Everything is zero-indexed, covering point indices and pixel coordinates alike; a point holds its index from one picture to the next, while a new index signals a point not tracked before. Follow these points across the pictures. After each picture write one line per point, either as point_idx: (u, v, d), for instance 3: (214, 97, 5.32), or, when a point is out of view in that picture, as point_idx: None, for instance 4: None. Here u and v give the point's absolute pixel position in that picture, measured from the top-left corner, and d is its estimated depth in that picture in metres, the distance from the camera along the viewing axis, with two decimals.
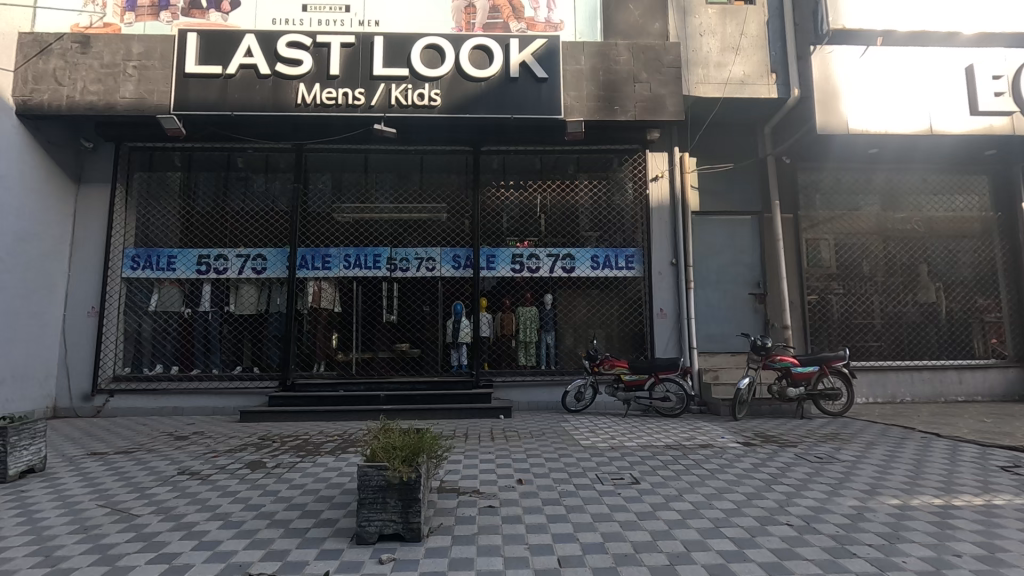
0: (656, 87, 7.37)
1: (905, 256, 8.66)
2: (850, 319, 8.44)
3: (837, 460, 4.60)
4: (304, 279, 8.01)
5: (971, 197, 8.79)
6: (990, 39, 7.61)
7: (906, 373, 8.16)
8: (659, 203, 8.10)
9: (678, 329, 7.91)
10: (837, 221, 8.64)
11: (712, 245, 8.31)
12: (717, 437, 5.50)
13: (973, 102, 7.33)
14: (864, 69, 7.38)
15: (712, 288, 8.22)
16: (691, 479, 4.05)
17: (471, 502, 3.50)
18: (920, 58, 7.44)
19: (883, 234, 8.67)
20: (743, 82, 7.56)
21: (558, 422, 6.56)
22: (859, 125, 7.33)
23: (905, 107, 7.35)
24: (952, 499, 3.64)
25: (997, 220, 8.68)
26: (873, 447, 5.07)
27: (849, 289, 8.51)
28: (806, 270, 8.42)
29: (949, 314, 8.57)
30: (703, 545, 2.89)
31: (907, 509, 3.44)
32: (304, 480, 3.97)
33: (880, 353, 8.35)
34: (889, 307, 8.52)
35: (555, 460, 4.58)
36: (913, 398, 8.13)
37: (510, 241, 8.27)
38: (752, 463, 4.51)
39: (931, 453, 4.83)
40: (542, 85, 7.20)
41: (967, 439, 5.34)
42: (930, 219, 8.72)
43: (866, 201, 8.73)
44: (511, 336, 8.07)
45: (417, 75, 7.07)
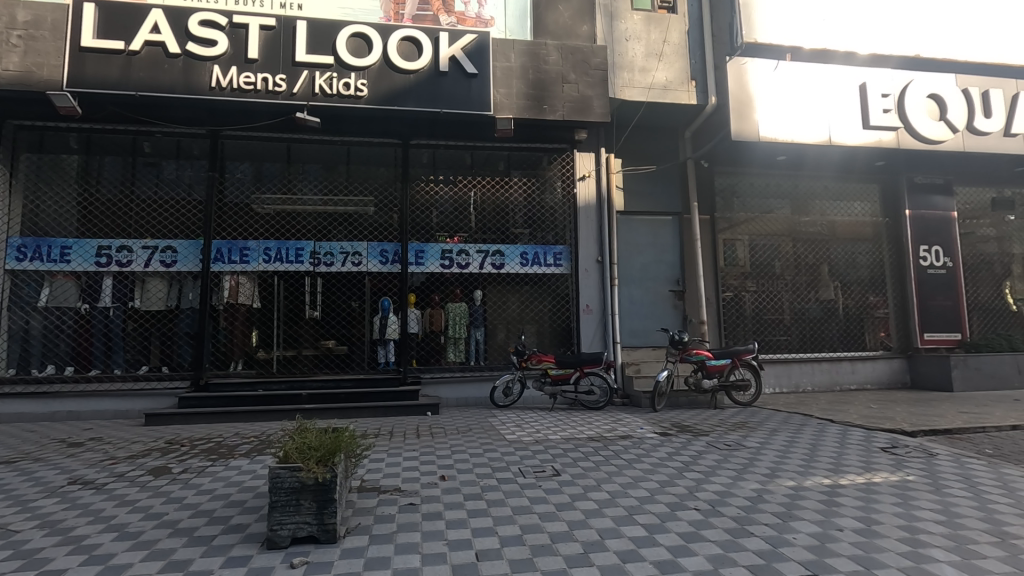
0: (583, 88, 7.56)
1: (809, 257, 9.38)
2: (761, 315, 9.04)
3: (744, 447, 4.93)
4: (220, 273, 7.57)
5: (865, 203, 9.64)
6: (883, 60, 8.35)
7: (808, 364, 8.84)
8: (586, 203, 8.29)
9: (603, 323, 8.15)
10: (752, 223, 9.21)
11: (636, 244, 8.63)
12: (636, 428, 5.74)
13: (866, 116, 8.04)
14: (776, 82, 7.89)
15: (635, 286, 8.55)
16: (610, 469, 4.21)
17: (392, 501, 3.46)
18: (823, 74, 8.04)
19: (790, 236, 9.34)
20: (665, 88, 7.88)
21: (485, 417, 6.59)
22: (769, 134, 7.84)
23: (808, 118, 7.94)
24: (838, 478, 4.00)
25: (886, 225, 9.58)
26: (775, 433, 5.46)
27: (761, 287, 9.10)
28: (722, 268, 8.93)
29: (846, 310, 9.35)
30: (616, 532, 3.01)
31: (801, 490, 3.75)
32: (214, 484, 3.77)
33: (787, 347, 9.00)
34: (796, 303, 9.20)
35: (479, 456, 4.61)
36: (814, 387, 8.82)
37: (440, 236, 8.20)
38: (667, 452, 4.74)
39: (825, 438, 5.27)
40: (471, 81, 7.17)
41: (855, 424, 5.87)
42: (831, 222, 9.50)
43: (777, 204, 9.37)
44: (440, 332, 8.01)
45: (343, 63, 6.85)
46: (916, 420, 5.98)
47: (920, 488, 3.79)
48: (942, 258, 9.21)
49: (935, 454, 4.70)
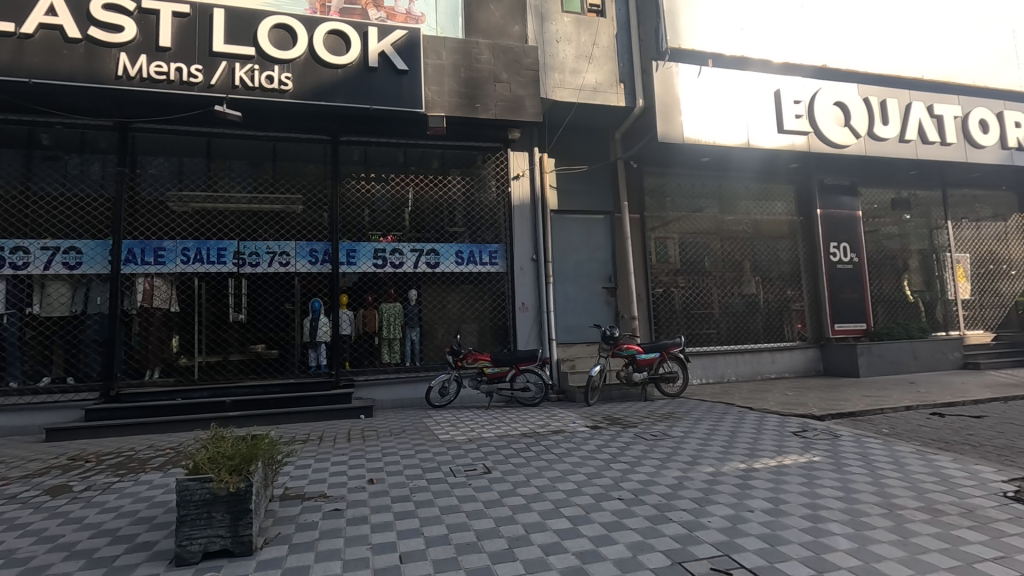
0: (515, 88, 7.64)
1: (733, 254, 9.87)
2: (689, 309, 9.43)
3: (669, 436, 5.13)
4: (132, 275, 7.07)
5: (782, 203, 10.25)
6: (794, 68, 8.91)
7: (732, 356, 9.31)
8: (521, 201, 8.36)
9: (538, 321, 8.25)
10: (682, 221, 9.60)
11: (570, 242, 8.79)
12: (569, 423, 5.86)
13: (780, 121, 8.55)
14: (699, 87, 8.26)
15: (570, 283, 8.71)
16: (541, 464, 4.28)
17: (316, 508, 3.35)
18: (741, 80, 8.47)
19: (717, 234, 9.79)
20: (596, 90, 8.06)
21: (420, 418, 6.52)
22: (693, 135, 8.17)
23: (728, 121, 8.35)
24: (753, 462, 4.26)
25: (801, 223, 10.23)
26: (699, 423, 5.72)
27: (689, 282, 9.50)
28: (653, 265, 9.27)
29: (766, 303, 9.91)
30: (541, 526, 3.06)
31: (718, 475, 3.95)
32: (120, 501, 3.52)
33: (714, 340, 9.43)
34: (722, 298, 9.66)
35: (411, 457, 4.56)
36: (738, 377, 9.31)
37: (372, 235, 8.03)
38: (597, 444, 4.87)
39: (744, 425, 5.58)
40: (402, 78, 7.06)
41: (772, 410, 6.24)
42: (753, 221, 10.04)
43: (703, 204, 9.80)
44: (374, 333, 7.86)
45: (265, 55, 6.56)
46: (826, 405, 6.43)
47: (824, 468, 4.09)
48: (849, 254, 9.98)
49: (839, 435, 5.08)
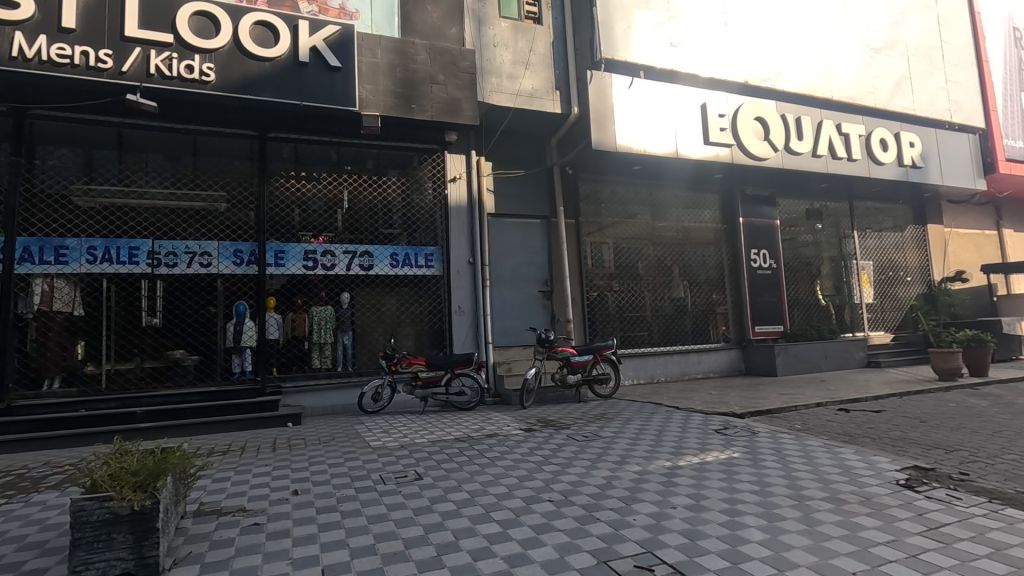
0: (452, 90, 7.61)
1: (664, 259, 10.24)
2: (623, 312, 9.70)
3: (600, 437, 5.25)
4: (27, 276, 6.45)
5: (709, 211, 10.75)
6: (719, 84, 9.39)
7: (662, 357, 9.67)
8: (458, 204, 8.31)
9: (475, 325, 8.22)
10: (616, 227, 9.87)
11: (507, 245, 8.84)
12: (503, 426, 5.87)
13: (706, 133, 8.99)
14: (631, 99, 8.53)
15: (507, 286, 8.75)
16: (473, 468, 4.26)
17: (233, 523, 3.17)
18: (671, 92, 8.84)
19: (649, 239, 10.14)
20: (532, 96, 8.16)
21: (352, 424, 6.33)
22: (625, 143, 8.43)
23: (658, 131, 8.69)
24: (677, 460, 4.43)
25: (726, 231, 10.77)
26: (629, 423, 5.90)
27: (622, 286, 9.78)
28: (589, 269, 9.49)
29: (694, 306, 10.35)
30: (470, 531, 3.04)
31: (645, 473, 4.08)
32: (5, 526, 3.19)
33: (646, 342, 9.75)
34: (653, 301, 10.01)
35: (340, 465, 4.41)
36: (668, 377, 9.67)
37: (303, 236, 7.73)
38: (530, 447, 4.91)
39: (671, 424, 5.80)
40: (335, 75, 6.85)
41: (697, 409, 6.52)
42: (682, 227, 10.46)
43: (636, 211, 10.11)
44: (304, 337, 7.57)
45: (184, 43, 6.19)
46: (745, 403, 6.80)
47: (742, 463, 4.32)
48: (768, 260, 10.63)
49: (757, 431, 5.38)
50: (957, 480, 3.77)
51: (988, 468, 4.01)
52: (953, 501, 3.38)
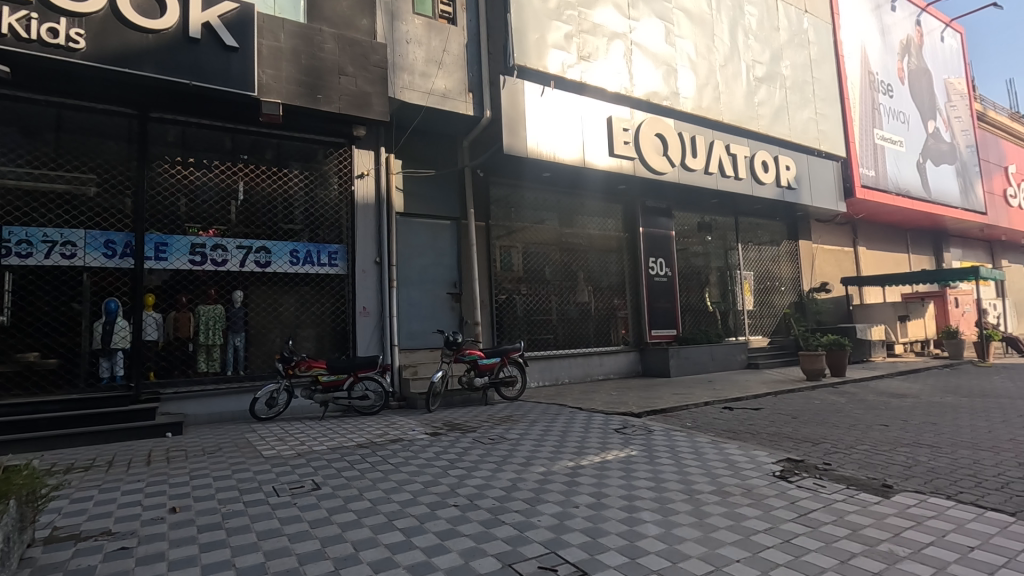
0: (362, 84, 7.36)
1: (571, 264, 10.53)
2: (530, 315, 9.86)
3: (505, 439, 5.28)
4: None
5: (613, 220, 11.22)
6: (625, 99, 9.87)
7: (566, 359, 9.95)
8: (365, 201, 8.01)
9: (380, 326, 7.95)
10: (525, 232, 10.02)
11: (416, 246, 8.70)
12: (408, 430, 5.72)
13: (611, 145, 9.41)
14: (542, 107, 8.72)
15: (414, 288, 8.61)
16: (376, 475, 4.10)
17: (94, 549, 2.79)
18: (579, 104, 9.16)
19: (557, 245, 10.39)
20: (444, 96, 8.07)
21: (242, 432, 5.88)
22: (536, 150, 8.58)
23: (567, 140, 8.96)
24: (580, 459, 4.56)
25: (628, 240, 11.31)
26: (534, 424, 5.99)
27: (530, 290, 9.95)
28: (497, 272, 9.55)
29: (597, 311, 10.74)
30: (371, 542, 2.91)
31: (549, 474, 4.15)
32: None
33: (552, 344, 9.97)
34: (559, 305, 10.27)
35: (226, 478, 4.05)
36: (571, 378, 9.98)
37: (190, 229, 7.07)
38: (435, 451, 4.82)
39: (574, 425, 5.96)
40: (231, 55, 6.35)
41: (598, 410, 6.77)
42: (588, 235, 10.83)
43: (545, 216, 10.32)
44: (189, 339, 6.91)
45: (48, 3, 5.46)
46: (642, 403, 7.16)
47: (639, 461, 4.53)
48: (664, 268, 11.33)
49: (652, 430, 5.68)
50: (822, 470, 4.21)
51: (846, 458, 4.52)
52: (819, 489, 3.78)
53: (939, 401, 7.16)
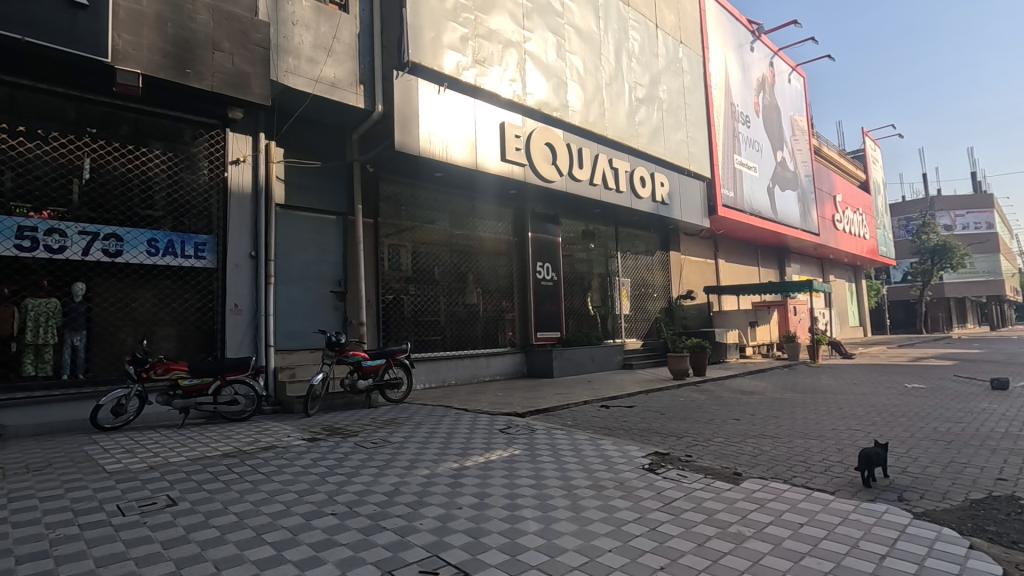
0: (240, 62, 6.79)
1: (461, 265, 10.54)
2: (418, 316, 9.71)
3: (389, 443, 5.14)
4: None
5: (504, 224, 11.40)
6: (518, 106, 10.10)
7: (453, 361, 9.94)
8: (240, 190, 7.39)
9: (254, 325, 7.39)
10: (415, 231, 9.86)
11: (297, 241, 8.20)
12: (282, 437, 5.36)
13: (504, 150, 9.59)
14: (436, 106, 8.66)
15: (294, 285, 8.11)
16: (244, 486, 3.79)
17: None
18: (473, 107, 9.23)
19: (447, 246, 10.35)
20: (333, 86, 7.70)
21: (80, 445, 5.12)
22: (429, 149, 8.49)
23: (460, 142, 8.98)
24: (465, 460, 4.57)
25: (517, 244, 11.56)
26: (419, 427, 5.90)
27: (418, 290, 9.80)
28: (385, 271, 9.30)
29: (485, 313, 10.85)
30: (236, 559, 2.68)
31: (433, 476, 4.11)
32: None
33: (439, 346, 9.90)
34: (448, 306, 10.23)
35: (58, 498, 3.50)
36: (457, 380, 9.97)
37: (17, 209, 6.00)
38: (312, 457, 4.57)
39: (459, 426, 5.96)
40: (79, 13, 5.59)
41: (484, 411, 6.84)
42: (479, 237, 10.91)
43: (436, 217, 10.23)
44: (11, 337, 5.90)
45: None
46: (526, 403, 7.36)
47: (522, 460, 4.65)
48: (550, 273, 11.75)
49: (535, 429, 5.85)
50: (684, 461, 4.63)
51: (704, 450, 5.00)
52: (681, 479, 4.14)
53: (779, 398, 8.17)
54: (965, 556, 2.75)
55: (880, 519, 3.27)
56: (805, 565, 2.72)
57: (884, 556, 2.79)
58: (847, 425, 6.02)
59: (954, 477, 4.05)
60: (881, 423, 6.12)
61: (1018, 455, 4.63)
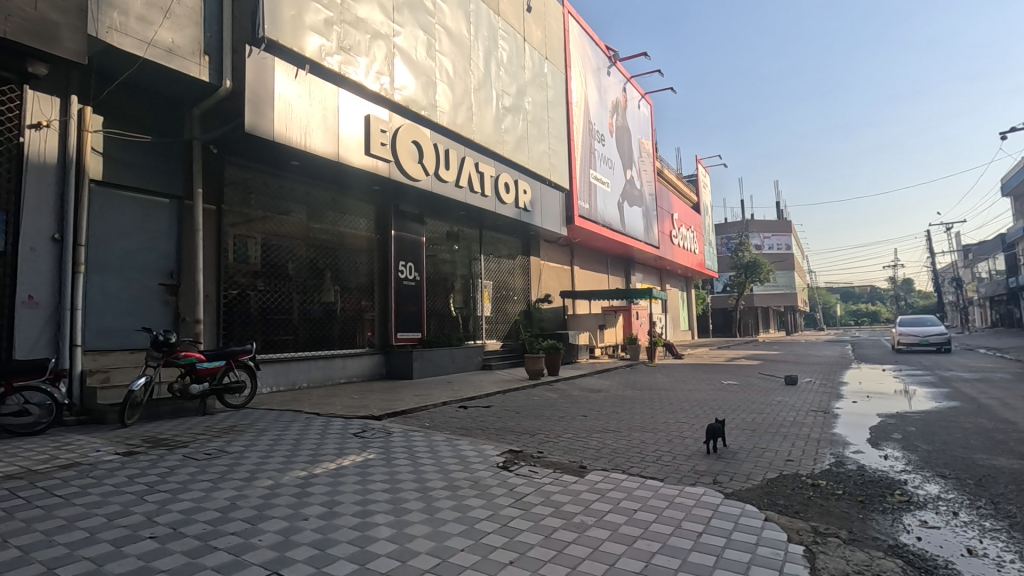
0: (47, 9, 5.71)
1: (318, 261, 9.94)
2: (265, 314, 8.96)
3: (225, 453, 4.65)
4: None
5: (366, 220, 10.96)
6: (385, 100, 9.80)
7: (305, 362, 9.33)
8: (42, 158, 6.21)
9: (55, 320, 6.26)
10: (267, 222, 9.09)
11: (118, 225, 7.11)
12: (89, 451, 4.59)
13: (368, 144, 9.26)
14: (294, 89, 8.07)
15: (112, 275, 7.03)
16: (33, 514, 3.17)
17: None
18: (335, 95, 8.77)
19: (303, 239, 9.68)
20: (170, 52, 6.80)
21: None
22: (284, 135, 7.88)
23: (320, 130, 8.47)
24: (313, 468, 4.30)
25: (380, 241, 11.19)
26: (262, 434, 5.43)
27: (267, 286, 9.04)
28: (228, 264, 8.46)
29: (343, 312, 10.34)
30: None
31: (276, 487, 3.81)
32: None
33: (290, 346, 9.22)
34: (301, 304, 9.57)
35: None
36: (309, 382, 9.37)
37: None
38: (128, 474, 3.97)
39: (309, 431, 5.60)
40: None
41: (337, 415, 6.50)
42: (339, 232, 10.38)
43: (292, 208, 9.53)
44: None
45: None
46: (383, 406, 7.16)
47: (376, 464, 4.50)
48: (412, 273, 11.58)
49: (392, 432, 5.71)
50: (536, 458, 4.84)
51: (556, 446, 5.28)
52: (532, 475, 4.32)
53: (621, 395, 8.94)
54: (761, 527, 3.25)
55: (698, 500, 3.73)
56: (637, 547, 2.99)
57: (701, 533, 3.18)
58: (676, 418, 6.76)
59: (756, 460, 4.75)
60: (702, 415, 6.98)
61: (801, 439, 5.58)
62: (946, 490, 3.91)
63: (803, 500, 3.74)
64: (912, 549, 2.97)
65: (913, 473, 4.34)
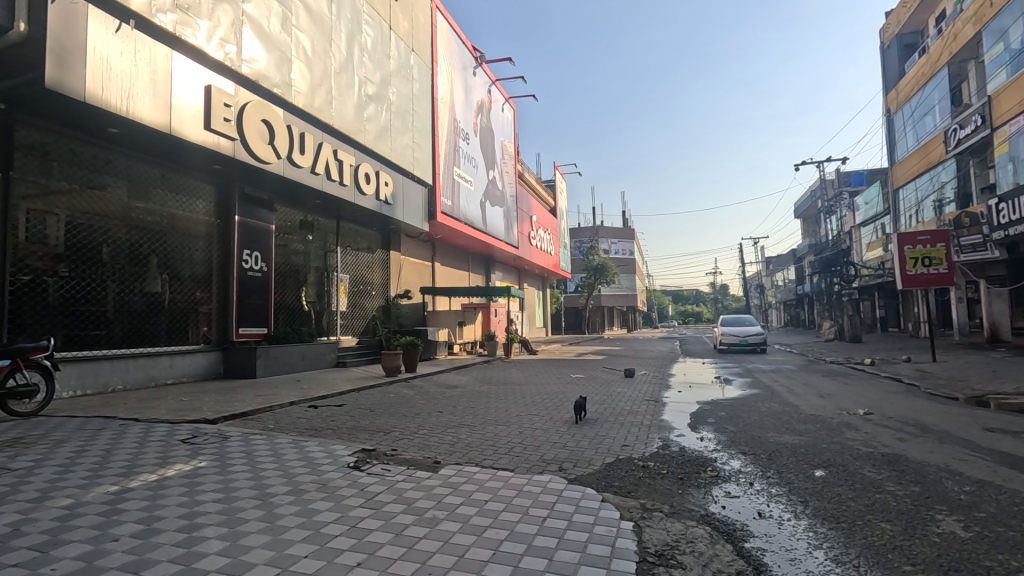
0: None
1: (140, 245, 8.68)
2: (68, 305, 7.62)
3: (7, 470, 3.87)
4: None
5: (201, 202, 9.76)
6: (229, 71, 8.87)
7: (121, 361, 8.08)
8: None
9: None
10: (73, 197, 7.72)
11: None
12: None
13: (207, 118, 8.32)
14: (114, 46, 6.97)
15: None
16: None
17: None
18: (168, 59, 7.74)
19: (121, 219, 8.38)
20: None
21: None
22: (100, 97, 6.78)
23: (147, 96, 7.41)
24: (129, 481, 3.76)
25: (218, 227, 10.05)
26: (61, 445, 4.61)
27: (73, 272, 7.71)
28: (19, 244, 7.07)
29: (171, 304, 9.16)
30: None
31: (77, 507, 3.26)
32: None
33: (101, 343, 7.96)
34: (117, 294, 8.29)
35: None
36: (126, 385, 8.13)
37: None
38: None
39: (123, 440, 4.88)
40: None
41: (161, 420, 5.76)
42: (169, 213, 9.16)
43: (109, 182, 8.21)
44: None
45: None
46: (219, 408, 6.49)
47: (208, 472, 4.07)
48: (259, 263, 10.60)
49: (228, 437, 5.20)
50: (389, 456, 4.74)
51: (410, 443, 5.22)
52: (384, 473, 4.23)
53: (477, 390, 9.10)
54: (598, 508, 3.55)
55: (545, 487, 3.95)
56: (486, 536, 3.09)
57: (545, 517, 3.38)
58: (528, 411, 7.08)
59: (597, 447, 5.16)
60: (551, 407, 7.39)
61: (636, 426, 6.18)
62: (745, 464, 4.60)
63: (634, 481, 4.16)
64: (718, 516, 3.45)
65: (721, 451, 5.05)
